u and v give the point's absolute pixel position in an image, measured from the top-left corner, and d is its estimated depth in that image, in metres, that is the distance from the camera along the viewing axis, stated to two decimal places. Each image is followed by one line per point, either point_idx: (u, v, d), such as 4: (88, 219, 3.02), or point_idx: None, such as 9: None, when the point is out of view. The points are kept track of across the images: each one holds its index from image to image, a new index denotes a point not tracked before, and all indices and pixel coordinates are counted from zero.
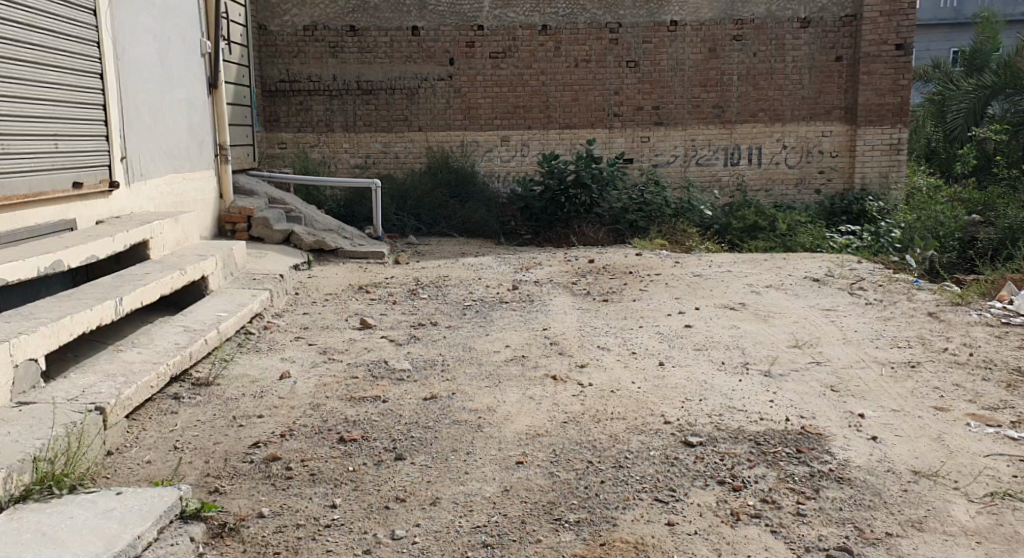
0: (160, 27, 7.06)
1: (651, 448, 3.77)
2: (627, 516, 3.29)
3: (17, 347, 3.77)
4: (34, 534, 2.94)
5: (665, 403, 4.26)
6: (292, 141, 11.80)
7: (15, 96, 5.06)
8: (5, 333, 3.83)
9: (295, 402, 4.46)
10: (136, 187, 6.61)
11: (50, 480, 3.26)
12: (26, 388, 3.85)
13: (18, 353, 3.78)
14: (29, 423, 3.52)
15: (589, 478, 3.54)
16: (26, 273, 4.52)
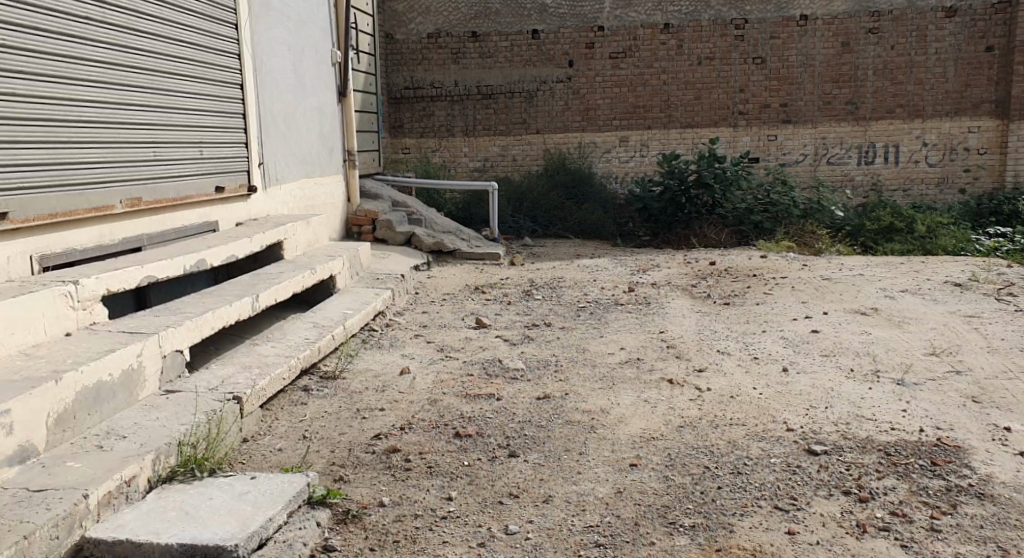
0: (296, 38, 7.33)
1: (772, 455, 3.67)
2: (745, 523, 3.20)
3: (164, 339, 3.96)
4: (178, 512, 3.07)
5: (788, 410, 4.14)
6: (415, 146, 12.05)
7: (168, 106, 5.29)
8: (155, 327, 4.03)
9: (414, 397, 4.53)
10: (271, 191, 6.87)
11: (193, 463, 3.40)
12: (172, 377, 4.03)
13: (166, 344, 3.97)
14: (175, 409, 3.69)
15: (706, 483, 3.47)
16: (175, 271, 4.72)
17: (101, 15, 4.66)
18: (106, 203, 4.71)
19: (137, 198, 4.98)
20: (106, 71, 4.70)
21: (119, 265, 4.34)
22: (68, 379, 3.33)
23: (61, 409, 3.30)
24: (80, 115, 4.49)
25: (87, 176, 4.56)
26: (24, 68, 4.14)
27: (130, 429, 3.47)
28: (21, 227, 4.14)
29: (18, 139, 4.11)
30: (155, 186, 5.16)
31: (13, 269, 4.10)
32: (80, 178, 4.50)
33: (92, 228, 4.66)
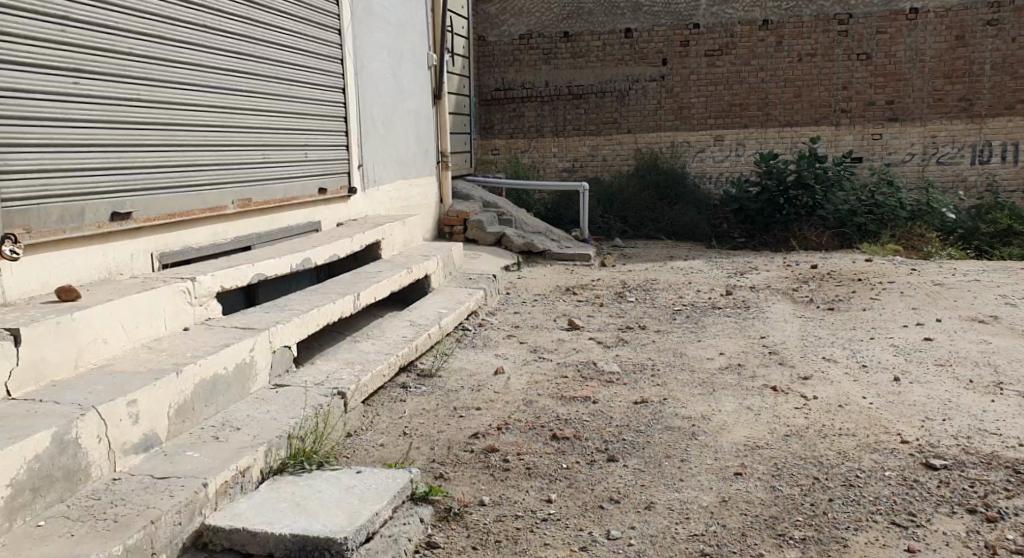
0: (394, 42, 7.45)
1: (886, 468, 3.54)
2: (858, 538, 3.09)
3: (274, 335, 4.08)
4: (290, 503, 3.14)
5: (900, 421, 3.99)
6: (504, 147, 12.09)
7: (275, 110, 5.44)
8: (265, 323, 4.15)
9: (510, 397, 4.55)
10: (370, 192, 7.00)
11: (302, 456, 3.48)
12: (281, 371, 4.14)
13: (276, 340, 4.08)
14: (285, 403, 3.79)
15: (816, 495, 3.37)
16: (283, 269, 4.85)
17: (215, 23, 4.81)
18: (218, 203, 4.86)
19: (247, 199, 5.14)
20: (219, 76, 4.85)
21: (232, 263, 4.49)
22: (188, 372, 3.45)
23: (181, 401, 3.42)
24: (196, 119, 4.64)
25: (201, 177, 4.71)
26: (147, 74, 4.29)
27: (244, 422, 3.57)
28: (143, 227, 4.30)
29: (142, 142, 4.26)
30: (263, 187, 5.31)
31: (135, 267, 4.27)
32: (195, 180, 4.66)
33: (206, 227, 4.82)
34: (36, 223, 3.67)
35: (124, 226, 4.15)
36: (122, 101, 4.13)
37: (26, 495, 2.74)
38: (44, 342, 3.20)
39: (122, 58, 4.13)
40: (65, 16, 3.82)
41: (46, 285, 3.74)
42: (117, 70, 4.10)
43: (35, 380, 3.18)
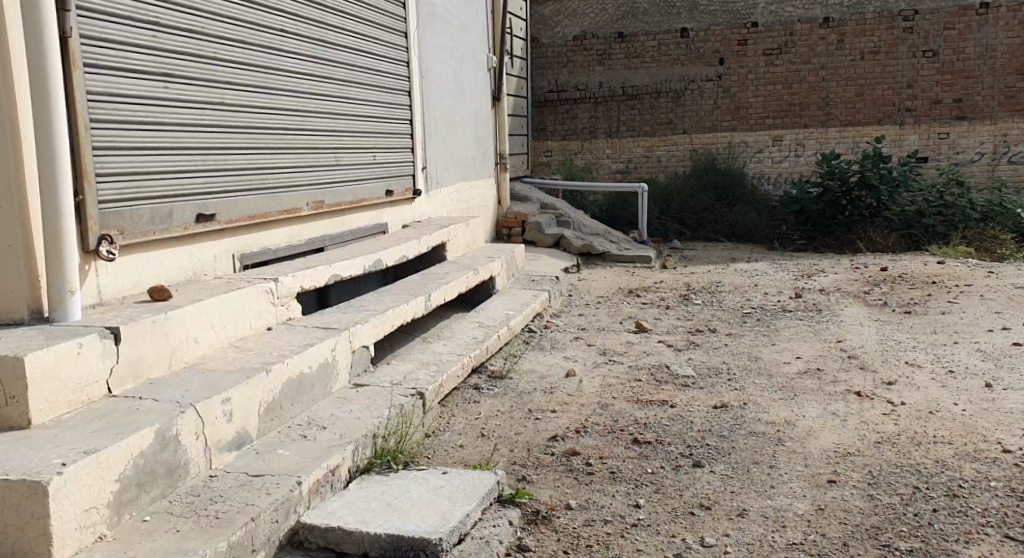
0: (456, 45, 7.49)
1: (991, 478, 3.44)
2: (970, 551, 2.98)
3: (354, 335, 4.18)
4: (381, 502, 3.22)
5: (999, 429, 3.88)
6: (557, 150, 12.08)
7: (347, 113, 5.51)
8: (344, 323, 4.24)
9: (583, 400, 4.55)
10: (433, 194, 7.05)
11: (387, 455, 3.58)
12: (360, 371, 4.25)
13: (355, 340, 4.19)
14: (366, 403, 3.88)
15: (918, 504, 3.28)
16: (357, 270, 4.93)
17: (293, 27, 4.90)
18: (295, 205, 4.95)
19: (321, 201, 5.21)
20: (296, 80, 4.94)
21: (310, 263, 4.58)
22: (277, 370, 3.54)
23: (271, 399, 3.51)
24: (275, 122, 4.72)
25: (280, 179, 4.79)
26: (230, 79, 4.38)
27: (329, 421, 3.67)
28: (226, 228, 4.39)
29: (226, 145, 4.35)
30: (335, 188, 5.39)
31: (219, 267, 4.36)
32: (274, 182, 4.74)
33: (283, 229, 4.91)
34: (129, 223, 3.76)
35: (208, 227, 4.24)
36: (206, 105, 4.22)
37: (132, 490, 2.81)
38: (142, 339, 3.29)
39: (207, 63, 4.22)
40: (155, 21, 3.92)
41: (135, 284, 3.83)
42: (203, 74, 4.19)
43: (135, 377, 3.27)
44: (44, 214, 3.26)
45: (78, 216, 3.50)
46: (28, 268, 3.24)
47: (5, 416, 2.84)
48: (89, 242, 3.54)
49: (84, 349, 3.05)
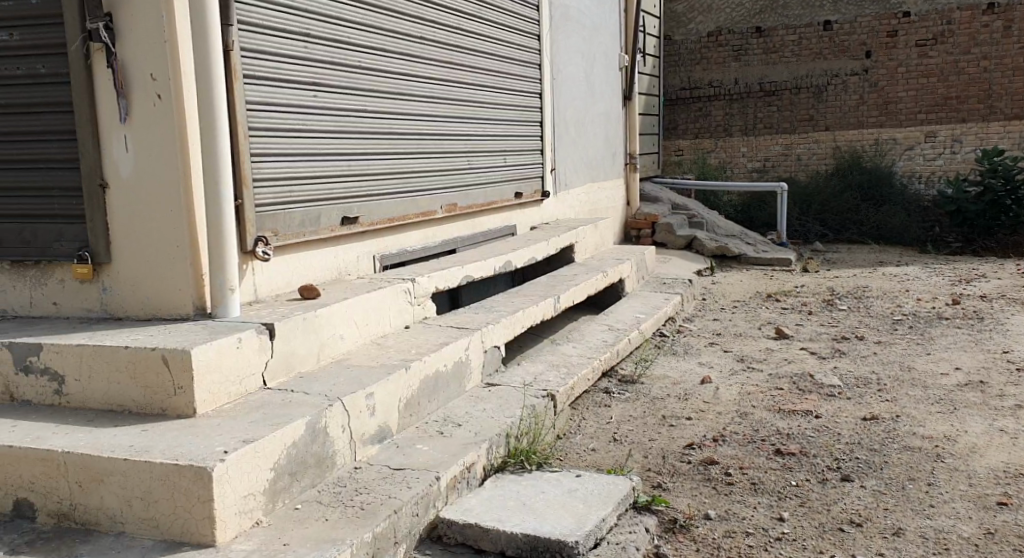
0: (589, 45, 7.44)
1: None
2: None
3: (485, 335, 4.69)
4: (517, 503, 3.44)
5: None
6: (689, 148, 12.44)
7: (480, 116, 5.86)
8: (478, 323, 4.77)
9: (720, 408, 4.54)
10: (561, 197, 7.02)
11: (522, 455, 3.88)
12: (492, 370, 4.77)
13: (486, 340, 4.69)
14: (498, 403, 4.29)
15: None
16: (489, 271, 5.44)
17: (432, 34, 5.32)
18: (429, 207, 5.38)
19: (454, 203, 5.63)
20: (433, 86, 5.36)
21: (445, 265, 5.17)
22: (415, 368, 4.01)
23: (409, 396, 3.99)
24: (412, 127, 5.17)
25: (416, 183, 5.25)
26: (372, 86, 4.83)
27: (463, 418, 4.08)
28: (368, 230, 4.88)
29: (368, 151, 4.83)
30: (468, 191, 5.76)
31: (361, 267, 4.86)
32: (409, 185, 5.19)
33: (418, 230, 5.35)
34: (282, 225, 4.26)
35: (352, 229, 4.74)
36: (351, 112, 4.69)
37: (285, 479, 3.26)
38: (294, 334, 3.84)
39: (352, 71, 4.69)
40: (306, 33, 4.38)
41: (288, 283, 4.33)
42: (349, 84, 4.67)
43: (286, 370, 3.81)
44: (208, 220, 3.72)
45: (239, 219, 4.01)
46: (195, 269, 3.72)
47: (174, 404, 3.38)
48: (248, 243, 4.04)
49: (243, 343, 3.57)
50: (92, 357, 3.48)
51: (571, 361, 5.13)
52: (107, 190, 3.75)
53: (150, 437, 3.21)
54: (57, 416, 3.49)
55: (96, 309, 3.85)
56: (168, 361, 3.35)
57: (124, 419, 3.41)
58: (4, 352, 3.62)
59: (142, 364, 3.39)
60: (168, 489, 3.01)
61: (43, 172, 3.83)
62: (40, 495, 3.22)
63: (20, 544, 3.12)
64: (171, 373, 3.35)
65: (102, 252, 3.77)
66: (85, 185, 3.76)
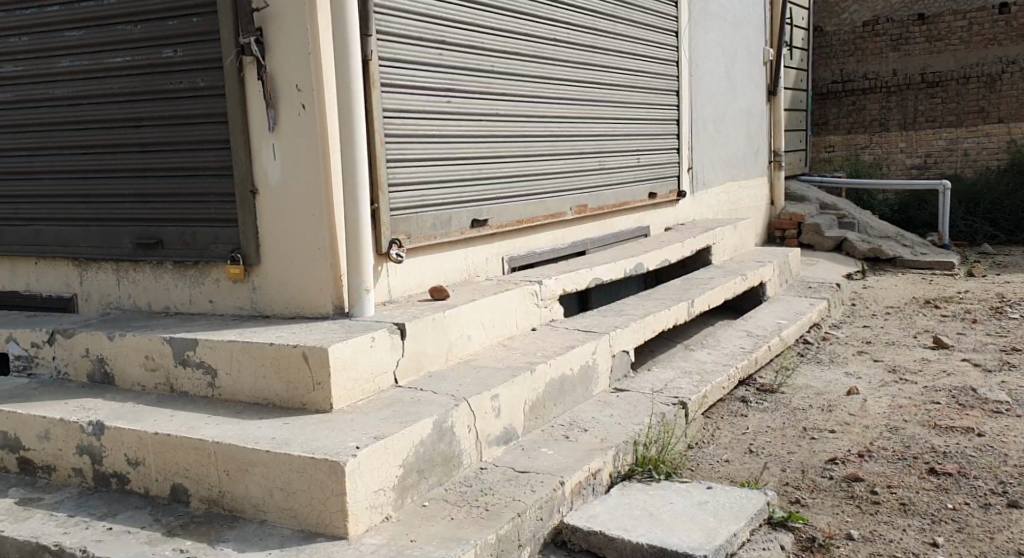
0: (730, 40, 7.21)
1: None
2: None
3: (614, 340, 4.61)
4: (643, 511, 3.46)
5: None
6: (840, 143, 12.23)
7: (615, 116, 5.76)
8: (606, 327, 4.68)
9: (869, 421, 4.43)
10: (698, 196, 6.83)
11: (650, 464, 3.84)
12: (621, 375, 4.67)
13: (615, 345, 4.62)
14: (626, 409, 4.24)
15: None
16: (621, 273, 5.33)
17: (565, 36, 5.28)
18: (561, 209, 5.34)
19: (584, 204, 5.54)
20: (566, 86, 5.32)
21: (576, 267, 5.11)
22: (540, 371, 4.02)
23: (535, 398, 3.99)
24: (543, 129, 5.15)
25: (547, 185, 5.21)
26: (502, 89, 4.84)
27: (589, 423, 4.07)
28: (497, 232, 4.87)
29: (498, 154, 4.84)
30: (600, 192, 5.67)
31: (489, 269, 4.86)
32: (539, 187, 5.16)
33: (548, 233, 5.31)
34: (415, 228, 4.30)
35: (482, 231, 4.75)
36: (482, 116, 4.71)
37: (414, 476, 3.34)
38: (423, 335, 3.91)
39: (483, 75, 4.71)
40: (440, 40, 4.42)
41: (419, 283, 4.39)
42: (481, 88, 4.69)
43: (417, 369, 3.89)
44: (346, 223, 3.88)
45: (374, 222, 4.08)
46: (333, 270, 3.89)
47: (313, 400, 3.52)
48: (382, 246, 4.11)
49: (376, 342, 3.67)
50: (241, 352, 3.64)
51: (705, 368, 4.97)
52: (257, 197, 3.97)
53: (291, 430, 3.33)
54: (210, 407, 3.64)
55: (247, 307, 4.08)
56: (308, 357, 3.49)
57: (269, 412, 3.55)
58: (163, 345, 3.80)
59: (285, 359, 3.54)
60: (306, 482, 3.11)
61: (200, 179, 4.10)
62: (192, 481, 3.37)
63: (175, 527, 3.26)
64: (311, 368, 3.49)
65: (252, 254, 3.99)
66: (237, 191, 3.99)
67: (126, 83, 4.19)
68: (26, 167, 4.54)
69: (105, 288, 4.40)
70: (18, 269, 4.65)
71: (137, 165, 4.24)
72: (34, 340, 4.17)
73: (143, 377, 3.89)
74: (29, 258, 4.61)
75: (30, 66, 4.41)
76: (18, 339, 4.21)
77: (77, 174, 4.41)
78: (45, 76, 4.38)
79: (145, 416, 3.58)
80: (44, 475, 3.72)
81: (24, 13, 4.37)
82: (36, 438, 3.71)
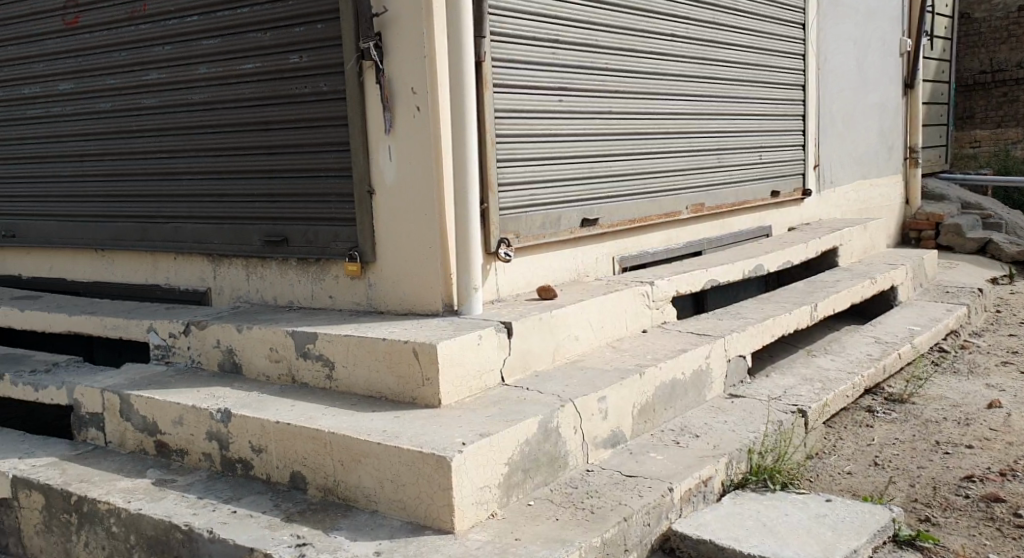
0: (863, 31, 6.86)
1: None
2: None
3: (729, 344, 4.46)
4: (756, 522, 3.34)
5: None
6: (988, 138, 11.52)
7: (735, 113, 5.57)
8: (721, 331, 4.54)
9: (1012, 438, 4.17)
10: (825, 196, 6.54)
11: (765, 474, 3.70)
12: (736, 381, 4.51)
13: (730, 349, 4.46)
14: (741, 416, 4.10)
15: None
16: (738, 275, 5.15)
17: (684, 31, 5.14)
18: (676, 208, 5.21)
19: (700, 203, 5.38)
20: (683, 83, 5.18)
21: (691, 268, 4.97)
22: (650, 373, 3.93)
23: (645, 402, 3.91)
24: (658, 127, 5.03)
25: (660, 184, 5.09)
26: (617, 87, 4.76)
27: (701, 429, 3.96)
28: (608, 232, 4.79)
29: (611, 153, 4.76)
30: (717, 190, 5.49)
31: (600, 269, 4.79)
32: (654, 186, 5.05)
33: (661, 232, 5.18)
34: (525, 228, 4.28)
35: (592, 231, 4.68)
36: (596, 114, 4.65)
37: (519, 474, 3.33)
38: (530, 335, 3.89)
39: (598, 73, 4.64)
40: (554, 38, 4.38)
41: (528, 282, 4.37)
42: (595, 86, 4.62)
43: (524, 369, 3.87)
44: (457, 223, 3.91)
45: (483, 222, 4.08)
46: (444, 269, 3.92)
47: (423, 395, 3.56)
48: (491, 244, 4.11)
49: (483, 340, 3.68)
50: (356, 346, 3.72)
51: (828, 375, 4.75)
52: (374, 197, 4.06)
53: (401, 424, 3.38)
54: (328, 397, 3.74)
55: (364, 303, 4.16)
56: (418, 353, 3.54)
57: (381, 405, 3.62)
58: (287, 337, 3.93)
59: (397, 354, 3.60)
60: (416, 475, 3.15)
61: (323, 180, 4.23)
62: (310, 470, 3.45)
63: (294, 513, 3.34)
64: (421, 363, 3.54)
65: (369, 252, 4.08)
66: (355, 191, 4.09)
67: (257, 89, 4.35)
68: (166, 169, 4.76)
69: (236, 283, 4.59)
70: (158, 266, 4.90)
71: (266, 166, 4.40)
72: (171, 330, 4.35)
73: (268, 367, 4.02)
74: (169, 255, 4.85)
75: (171, 73, 4.63)
76: (158, 329, 4.40)
77: (212, 176, 4.61)
78: (184, 82, 4.59)
79: (269, 405, 3.69)
80: (178, 459, 3.85)
81: (165, 24, 4.59)
82: (172, 423, 3.84)
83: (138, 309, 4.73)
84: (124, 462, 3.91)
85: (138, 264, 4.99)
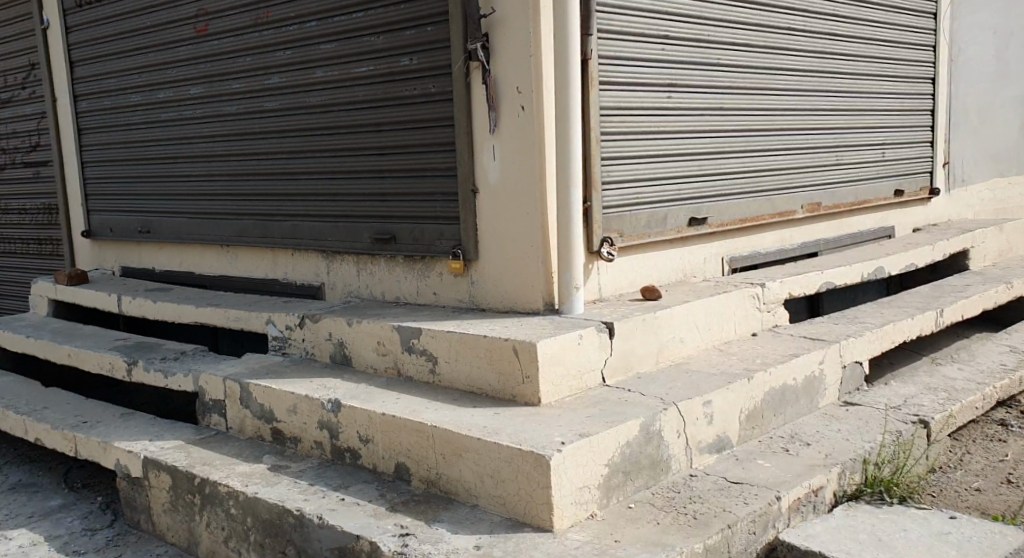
0: (1004, 19, 6.44)
1: None
2: None
3: (845, 349, 4.27)
4: (870, 535, 3.19)
5: None
6: None
7: (856, 108, 5.33)
8: (835, 336, 4.35)
9: None
10: (956, 195, 6.18)
11: (882, 486, 3.53)
12: (852, 389, 4.32)
13: (845, 355, 4.27)
14: (856, 424, 3.91)
15: None
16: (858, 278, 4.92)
17: (803, 24, 4.95)
18: (789, 208, 5.02)
19: (816, 203, 5.16)
20: (801, 78, 4.99)
21: (806, 270, 4.78)
22: (758, 379, 3.80)
23: (753, 407, 3.79)
24: (772, 124, 4.87)
25: (773, 182, 4.92)
26: (730, 84, 4.63)
27: (813, 437, 3.80)
28: (717, 232, 4.67)
29: (721, 151, 4.64)
30: (835, 188, 5.26)
31: (708, 269, 4.67)
32: (767, 185, 4.88)
33: (774, 232, 5.00)
34: (629, 227, 4.21)
35: (701, 230, 4.56)
36: (707, 111, 4.54)
37: (619, 476, 3.30)
38: (632, 336, 3.83)
39: (710, 69, 4.53)
40: (663, 34, 4.30)
41: (632, 282, 4.30)
42: (706, 82, 4.51)
43: (625, 370, 3.83)
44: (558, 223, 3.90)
45: (585, 221, 4.04)
46: (545, 269, 3.92)
47: (522, 393, 3.58)
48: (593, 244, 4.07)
49: (583, 340, 3.66)
50: (459, 343, 3.77)
51: (953, 385, 4.47)
52: (477, 196, 4.10)
53: (501, 421, 3.40)
54: (430, 392, 3.80)
55: (466, 300, 4.20)
56: (518, 351, 3.56)
57: (482, 401, 3.65)
58: (393, 332, 4.02)
59: (498, 351, 3.63)
60: (515, 473, 3.16)
61: (430, 179, 4.30)
62: (413, 461, 3.52)
63: (398, 503, 3.42)
64: (522, 362, 3.55)
65: (472, 250, 4.12)
66: (460, 190, 4.14)
67: (370, 91, 4.47)
68: (285, 169, 4.95)
69: (347, 279, 4.72)
70: (277, 261, 5.08)
71: (378, 166, 4.51)
72: (287, 323, 4.50)
73: (375, 360, 4.11)
74: (286, 250, 5.03)
75: (292, 76, 4.81)
76: (275, 321, 4.56)
77: (328, 175, 4.76)
78: (303, 86, 4.77)
79: (376, 397, 3.78)
80: (292, 446, 3.99)
81: (286, 29, 4.77)
82: (286, 411, 3.98)
83: (258, 302, 4.93)
84: (242, 448, 4.08)
85: (258, 259, 5.20)
